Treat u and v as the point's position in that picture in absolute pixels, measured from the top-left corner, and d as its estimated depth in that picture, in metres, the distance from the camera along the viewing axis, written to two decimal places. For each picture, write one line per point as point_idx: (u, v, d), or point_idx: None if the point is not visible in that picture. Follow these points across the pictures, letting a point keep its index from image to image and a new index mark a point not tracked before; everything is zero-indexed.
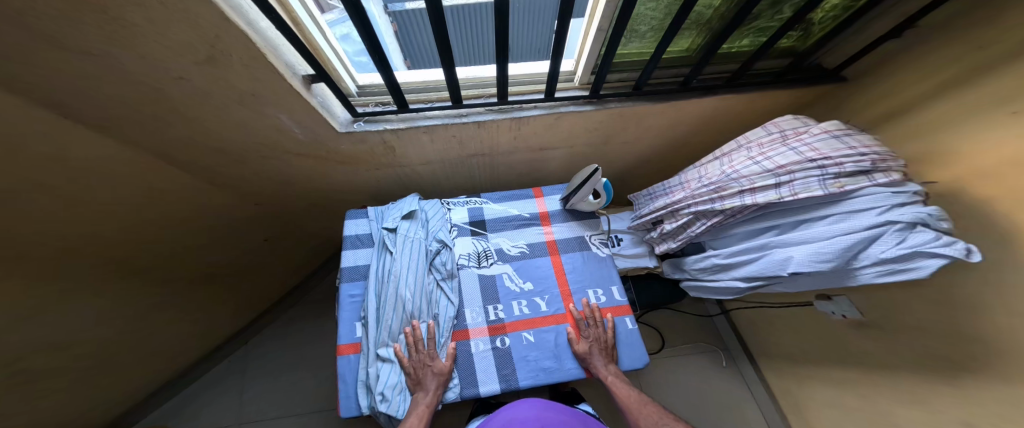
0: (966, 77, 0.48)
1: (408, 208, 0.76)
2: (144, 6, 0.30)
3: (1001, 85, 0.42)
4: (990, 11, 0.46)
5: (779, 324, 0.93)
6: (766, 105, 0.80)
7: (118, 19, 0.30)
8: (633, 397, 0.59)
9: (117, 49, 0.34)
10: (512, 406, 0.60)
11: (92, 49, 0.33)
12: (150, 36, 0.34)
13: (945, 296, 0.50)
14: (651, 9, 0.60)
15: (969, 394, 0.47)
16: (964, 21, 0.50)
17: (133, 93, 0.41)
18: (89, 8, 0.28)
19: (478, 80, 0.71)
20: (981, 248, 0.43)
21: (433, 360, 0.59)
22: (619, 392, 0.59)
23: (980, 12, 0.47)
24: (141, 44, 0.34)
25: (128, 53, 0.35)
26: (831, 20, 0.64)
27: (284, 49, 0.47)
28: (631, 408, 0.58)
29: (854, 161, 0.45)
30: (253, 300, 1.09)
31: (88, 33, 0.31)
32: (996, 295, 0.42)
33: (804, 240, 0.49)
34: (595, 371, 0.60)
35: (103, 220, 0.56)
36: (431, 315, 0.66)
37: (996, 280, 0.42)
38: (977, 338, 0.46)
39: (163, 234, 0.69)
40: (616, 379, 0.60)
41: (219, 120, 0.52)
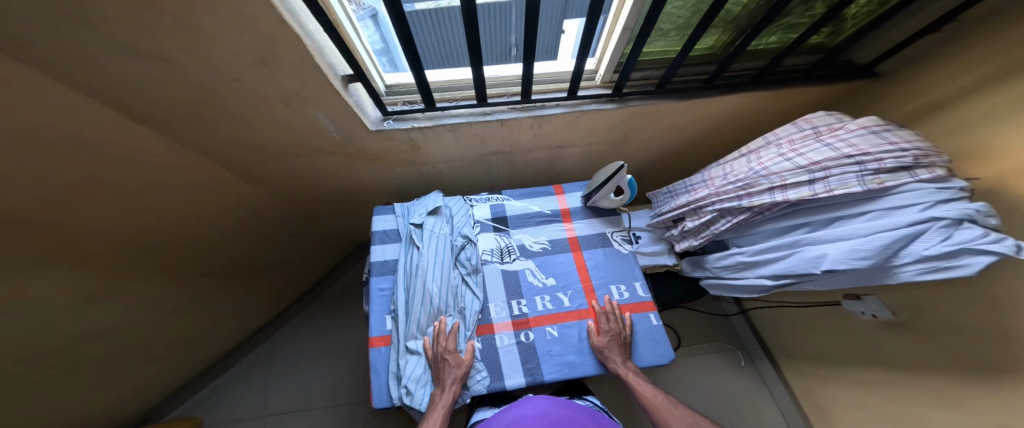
0: (1011, 71, 0.46)
1: (433, 204, 0.78)
2: (217, 13, 0.32)
3: None
4: None
5: (803, 324, 0.91)
6: (793, 102, 0.79)
7: (193, 26, 0.33)
8: (652, 395, 0.59)
9: (186, 54, 0.37)
10: (523, 403, 0.60)
11: (166, 54, 0.36)
12: (217, 42, 0.36)
13: (987, 296, 0.48)
14: (679, 8, 0.60)
15: (1007, 393, 0.46)
16: (1010, 15, 0.48)
17: (192, 95, 0.44)
18: (170, 15, 0.31)
19: (502, 79, 0.72)
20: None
21: (451, 357, 0.59)
22: (638, 388, 0.59)
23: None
24: (208, 48, 0.37)
25: (192, 55, 0.38)
26: (865, 15, 0.63)
27: (328, 50, 0.49)
28: (650, 405, 0.59)
29: (895, 157, 0.44)
30: (277, 295, 1.12)
31: (165, 39, 0.34)
32: None
33: (838, 238, 0.48)
34: (613, 366, 0.60)
35: (154, 214, 0.60)
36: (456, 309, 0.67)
37: None
38: (1018, 337, 0.45)
39: (204, 229, 0.73)
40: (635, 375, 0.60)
41: (263, 120, 0.55)
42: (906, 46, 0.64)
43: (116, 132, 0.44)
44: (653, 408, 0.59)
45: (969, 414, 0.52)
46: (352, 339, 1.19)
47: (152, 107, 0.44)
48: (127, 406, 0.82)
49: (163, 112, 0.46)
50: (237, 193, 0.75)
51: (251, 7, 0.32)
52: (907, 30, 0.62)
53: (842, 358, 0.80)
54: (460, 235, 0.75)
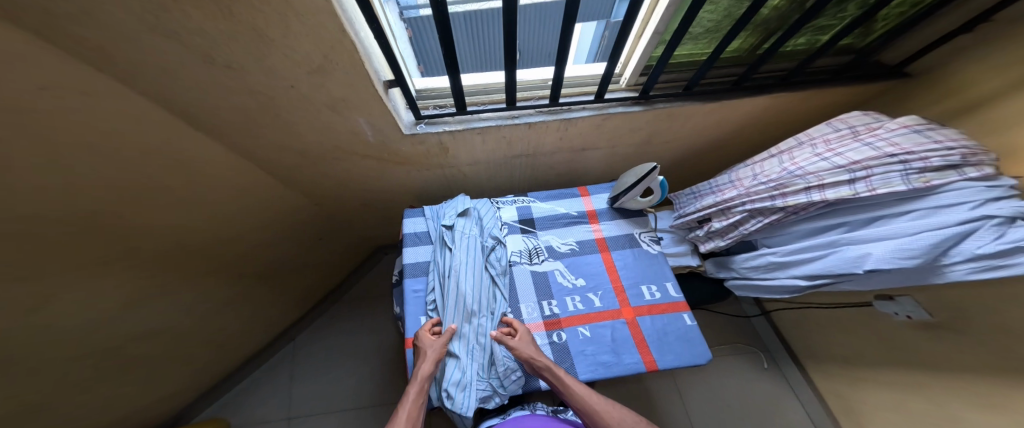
0: None
1: (463, 206, 0.80)
2: (286, 22, 0.34)
3: None
4: None
5: (832, 326, 0.91)
6: (820, 103, 0.79)
7: (261, 35, 0.35)
8: (594, 401, 0.53)
9: (248, 61, 0.39)
10: (516, 419, 0.59)
11: (229, 61, 0.37)
12: (280, 49, 0.38)
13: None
14: (711, 11, 0.61)
15: None
16: None
17: (246, 100, 0.46)
18: (243, 24, 0.32)
19: (531, 83, 0.74)
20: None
21: (426, 339, 0.60)
22: (569, 393, 0.54)
23: None
24: (270, 55, 0.38)
25: (254, 62, 0.39)
26: (896, 16, 0.63)
27: (374, 56, 0.50)
28: (583, 412, 0.52)
29: (941, 156, 0.45)
30: (300, 297, 1.14)
31: (232, 47, 0.35)
32: None
33: (880, 237, 0.48)
34: (539, 369, 0.56)
35: (195, 216, 0.61)
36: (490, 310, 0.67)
37: None
38: None
39: (238, 231, 0.75)
40: (568, 375, 0.56)
41: (307, 125, 0.57)
42: (938, 46, 0.64)
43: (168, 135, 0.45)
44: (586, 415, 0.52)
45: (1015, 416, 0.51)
46: (373, 342, 1.20)
47: (205, 110, 0.46)
48: (156, 407, 0.83)
49: (217, 116, 0.48)
50: (272, 195, 0.76)
51: (319, 15, 0.34)
52: (939, 29, 0.62)
53: (874, 359, 0.79)
54: (490, 237, 0.76)
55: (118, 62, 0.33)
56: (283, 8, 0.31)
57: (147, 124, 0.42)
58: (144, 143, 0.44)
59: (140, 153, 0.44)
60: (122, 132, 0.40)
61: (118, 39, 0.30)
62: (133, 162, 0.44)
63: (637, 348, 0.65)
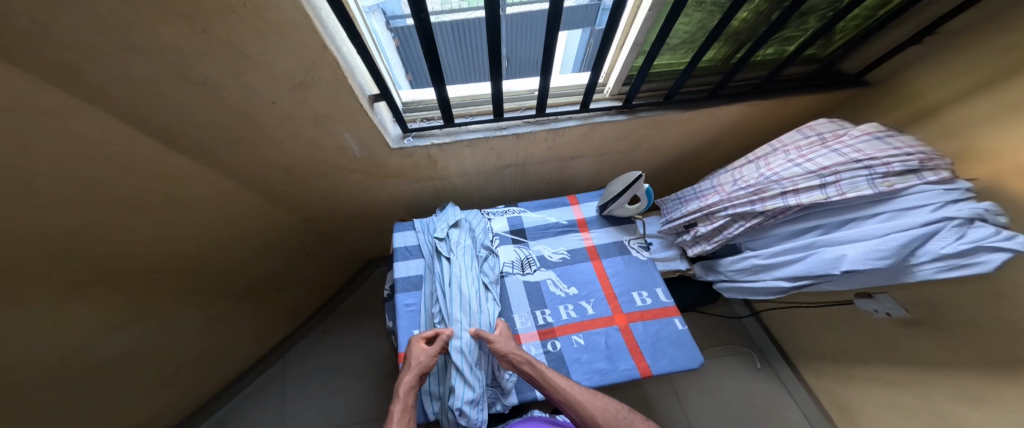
0: (1004, 75, 0.50)
1: (453, 218, 0.80)
2: (264, 37, 0.33)
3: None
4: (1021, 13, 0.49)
5: (818, 324, 0.93)
6: (793, 110, 0.83)
7: (237, 50, 0.34)
8: (580, 398, 0.52)
9: (225, 77, 0.38)
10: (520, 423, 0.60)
11: (205, 75, 0.37)
12: (259, 65, 0.38)
13: (1004, 294, 0.50)
14: (685, 23, 0.64)
15: None
16: (994, 22, 0.52)
17: (224, 116, 0.45)
18: (218, 40, 0.32)
19: (517, 93, 0.76)
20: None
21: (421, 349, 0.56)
22: (549, 386, 0.53)
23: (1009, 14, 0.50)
24: (248, 70, 0.38)
25: (233, 78, 0.39)
26: (853, 28, 0.68)
27: (358, 71, 0.51)
28: (567, 407, 0.51)
29: (901, 161, 0.48)
30: (287, 315, 1.10)
31: (206, 63, 0.35)
32: None
33: (854, 239, 0.51)
34: (518, 364, 0.56)
35: (169, 234, 0.59)
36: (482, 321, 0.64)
37: None
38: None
39: (219, 249, 0.72)
40: (547, 368, 0.56)
41: (290, 141, 0.56)
42: (892, 56, 0.68)
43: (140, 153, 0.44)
44: (573, 411, 0.51)
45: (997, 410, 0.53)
46: (363, 359, 1.16)
47: (182, 128, 0.44)
48: None
49: (197, 135, 0.47)
50: (256, 211, 0.74)
51: (298, 31, 0.34)
52: (891, 41, 0.67)
53: (862, 356, 0.81)
54: (481, 246, 0.77)
55: (88, 85, 0.32)
56: (263, 25, 0.32)
57: (118, 143, 0.41)
58: (114, 163, 0.42)
59: (110, 172, 0.42)
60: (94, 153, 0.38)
61: (83, 58, 0.29)
62: (101, 182, 0.42)
63: (631, 354, 0.66)
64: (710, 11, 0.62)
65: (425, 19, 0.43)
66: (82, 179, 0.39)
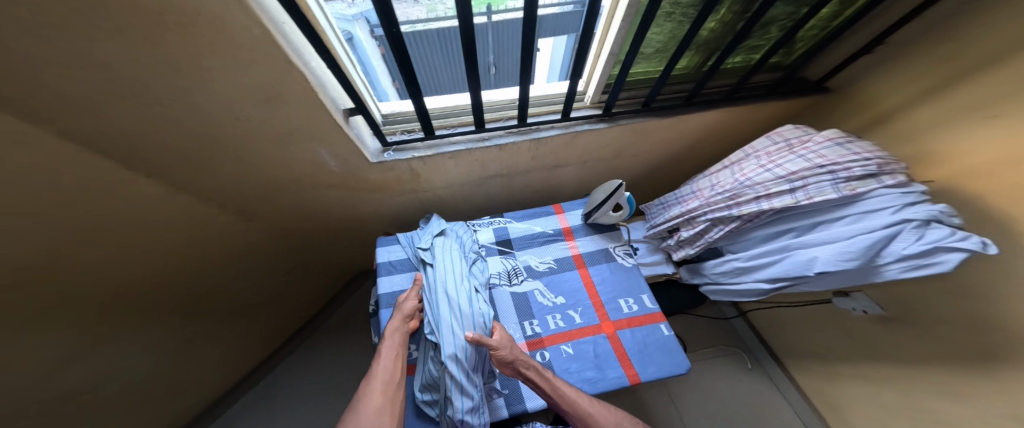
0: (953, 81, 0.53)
1: (438, 228, 0.79)
2: (221, 52, 0.32)
3: (988, 87, 0.48)
4: (968, 21, 0.52)
5: (802, 322, 0.94)
6: (765, 115, 0.86)
7: (191, 65, 0.33)
8: (592, 410, 0.52)
9: (183, 94, 0.36)
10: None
11: (161, 93, 0.35)
12: (220, 81, 0.36)
13: (975, 291, 0.52)
14: (657, 33, 0.66)
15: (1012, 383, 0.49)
16: (939, 31, 0.56)
17: (188, 135, 0.44)
18: (169, 55, 0.30)
19: (497, 104, 0.76)
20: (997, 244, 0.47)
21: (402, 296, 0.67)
22: (559, 395, 0.53)
23: (954, 24, 0.54)
24: (208, 87, 0.37)
25: (193, 96, 0.37)
26: (812, 38, 0.70)
27: (330, 85, 0.50)
28: (575, 416, 0.52)
29: (861, 166, 0.50)
30: (268, 337, 1.05)
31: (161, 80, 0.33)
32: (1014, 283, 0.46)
33: (824, 241, 0.52)
34: (523, 368, 0.56)
35: (131, 257, 0.55)
36: (476, 322, 0.60)
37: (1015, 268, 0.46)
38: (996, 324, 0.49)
39: (189, 271, 0.69)
40: (555, 376, 0.57)
41: (262, 158, 0.55)
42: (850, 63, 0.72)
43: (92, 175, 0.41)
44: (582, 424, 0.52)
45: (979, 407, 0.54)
46: (349, 378, 1.11)
47: (140, 148, 0.43)
48: None
49: (158, 155, 0.45)
50: (230, 230, 0.72)
51: (258, 46, 0.33)
52: (846, 51, 0.71)
53: (845, 354, 0.82)
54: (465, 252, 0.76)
55: (26, 110, 0.30)
56: (220, 40, 0.31)
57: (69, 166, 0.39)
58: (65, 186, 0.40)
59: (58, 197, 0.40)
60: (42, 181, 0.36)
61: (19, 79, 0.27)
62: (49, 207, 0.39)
63: (620, 361, 0.65)
64: (680, 21, 0.64)
65: (394, 28, 0.43)
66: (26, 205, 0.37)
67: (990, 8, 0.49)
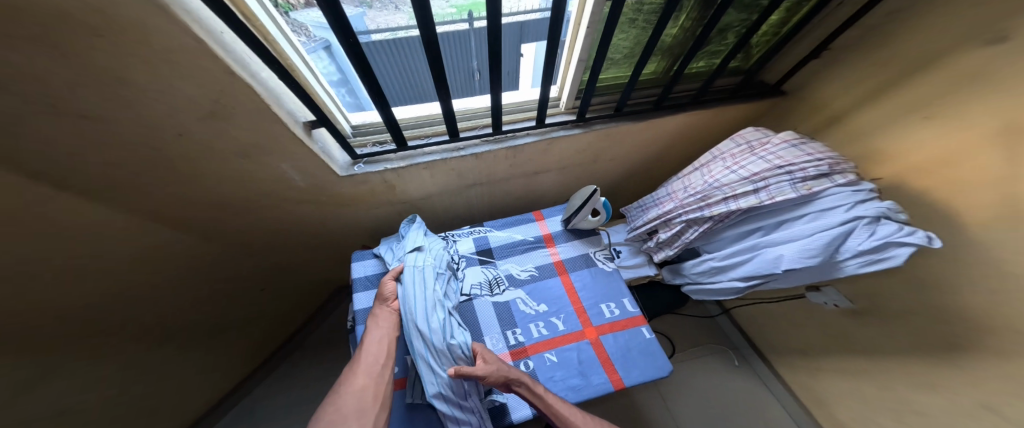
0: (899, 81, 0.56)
1: (414, 243, 0.74)
2: (150, 64, 0.31)
3: (931, 85, 0.52)
4: (905, 25, 0.55)
5: (781, 317, 0.96)
6: (733, 117, 0.89)
7: (118, 79, 0.31)
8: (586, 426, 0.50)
9: (114, 111, 0.34)
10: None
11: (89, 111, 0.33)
12: (156, 95, 0.35)
13: (936, 281, 0.53)
14: (623, 39, 0.67)
15: (985, 369, 0.50)
16: (879, 35, 0.59)
17: (129, 154, 0.41)
18: (90, 69, 0.29)
19: (471, 112, 0.76)
20: (942, 236, 0.51)
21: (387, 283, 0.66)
22: (553, 412, 0.51)
23: (891, 29, 0.57)
24: (143, 102, 0.35)
25: (126, 112, 0.35)
26: (766, 43, 0.74)
27: (285, 97, 0.48)
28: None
29: (815, 166, 0.52)
30: (240, 361, 0.99)
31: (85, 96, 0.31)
32: (970, 272, 0.48)
33: (788, 239, 0.53)
34: (515, 385, 0.54)
35: (72, 285, 0.51)
36: (451, 355, 0.56)
37: (972, 256, 0.48)
38: (960, 313, 0.51)
39: (142, 295, 0.64)
40: (547, 391, 0.54)
41: (219, 174, 0.53)
42: (801, 68, 0.76)
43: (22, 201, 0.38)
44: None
45: (958, 399, 0.55)
46: None
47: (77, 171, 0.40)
48: None
49: (99, 177, 0.42)
50: (191, 251, 0.68)
51: (192, 57, 0.32)
52: (797, 56, 0.75)
53: (823, 348, 0.84)
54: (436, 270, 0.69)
55: None
56: (151, 53, 0.30)
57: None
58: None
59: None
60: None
61: None
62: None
63: (603, 367, 0.64)
64: (644, 28, 0.66)
65: (351, 39, 0.43)
66: None
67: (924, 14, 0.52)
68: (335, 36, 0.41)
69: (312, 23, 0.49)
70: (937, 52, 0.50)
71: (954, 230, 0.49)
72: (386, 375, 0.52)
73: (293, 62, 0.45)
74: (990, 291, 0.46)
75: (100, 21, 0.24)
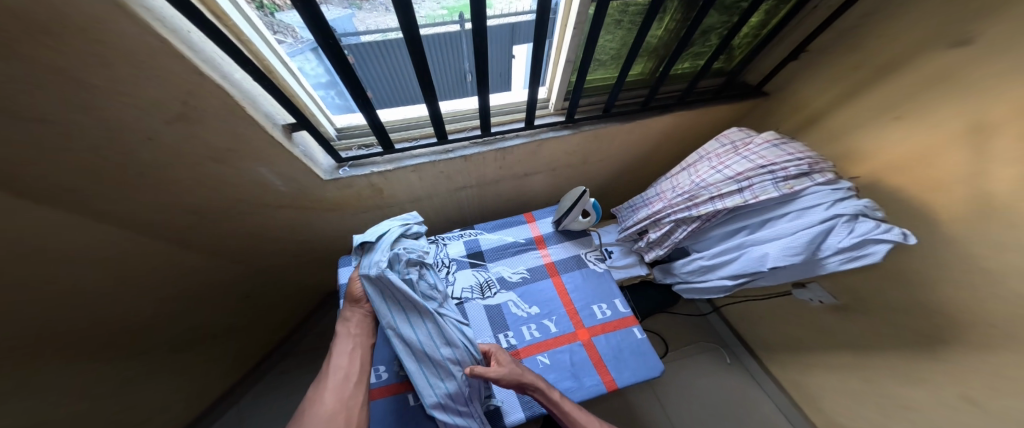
0: (872, 83, 0.58)
1: (367, 238, 0.63)
2: (113, 67, 0.29)
3: (903, 85, 0.53)
4: (878, 27, 0.57)
5: (769, 314, 0.98)
6: (718, 118, 0.91)
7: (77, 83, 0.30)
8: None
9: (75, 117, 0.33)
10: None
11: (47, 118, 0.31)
12: (121, 99, 0.33)
13: (913, 276, 0.55)
14: (610, 40, 0.68)
15: (965, 362, 0.51)
16: (853, 38, 0.61)
17: (96, 162, 0.39)
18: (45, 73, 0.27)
19: (460, 114, 0.76)
20: (919, 235, 0.52)
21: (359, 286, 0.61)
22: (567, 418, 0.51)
23: (864, 32, 0.59)
24: (107, 107, 0.33)
25: (89, 118, 0.34)
26: (747, 44, 0.75)
27: (262, 99, 0.47)
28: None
29: (796, 165, 0.54)
30: (223, 373, 0.96)
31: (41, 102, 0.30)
32: (946, 267, 0.50)
33: (772, 237, 0.54)
34: (531, 389, 0.52)
35: (38, 299, 0.49)
36: (447, 367, 0.54)
37: (947, 252, 0.49)
38: (939, 308, 0.52)
39: (115, 307, 0.62)
40: (563, 397, 0.53)
41: (195, 181, 0.51)
42: (781, 69, 0.77)
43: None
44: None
45: (941, 393, 0.57)
46: None
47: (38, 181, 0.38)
48: None
49: (63, 187, 0.40)
50: (169, 260, 0.66)
51: (156, 57, 0.30)
52: (777, 57, 0.77)
53: (810, 344, 0.85)
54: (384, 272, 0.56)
55: None
56: (113, 57, 0.28)
57: None
58: None
59: None
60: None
61: None
62: None
63: (596, 368, 0.64)
64: (629, 29, 0.67)
65: (329, 40, 0.42)
66: None
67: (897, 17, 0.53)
68: (313, 36, 0.40)
69: (300, 25, 0.47)
70: (908, 55, 0.52)
71: (928, 226, 0.51)
72: (359, 395, 0.49)
73: (271, 63, 0.44)
74: (968, 286, 0.47)
75: (57, 25, 0.23)
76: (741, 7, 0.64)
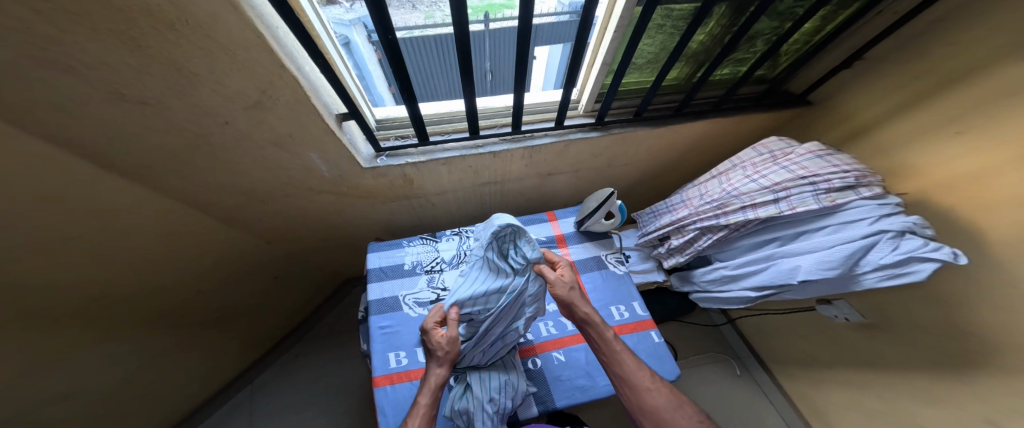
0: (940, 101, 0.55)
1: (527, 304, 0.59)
2: (211, 57, 0.32)
3: (966, 105, 0.52)
4: (949, 40, 0.54)
5: (786, 330, 0.97)
6: (751, 126, 0.89)
7: (182, 69, 0.32)
8: (652, 386, 0.50)
9: (171, 99, 0.36)
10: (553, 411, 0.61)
11: (148, 99, 0.34)
12: (210, 85, 0.36)
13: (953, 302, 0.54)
14: (649, 44, 0.68)
15: (989, 388, 0.51)
16: (924, 53, 0.58)
17: (178, 142, 0.43)
18: (159, 60, 0.30)
19: (492, 111, 0.77)
20: (966, 254, 0.51)
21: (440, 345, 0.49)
22: (610, 355, 0.52)
23: (932, 46, 0.57)
24: (198, 92, 0.36)
25: (179, 99, 0.36)
26: (795, 52, 0.74)
27: (322, 89, 0.50)
28: (623, 383, 0.51)
29: (840, 177, 0.53)
30: (248, 346, 1.01)
31: (146, 85, 0.32)
32: (988, 293, 0.49)
33: (806, 250, 0.54)
34: (580, 315, 0.55)
35: (107, 265, 0.53)
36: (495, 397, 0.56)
37: (993, 278, 0.48)
38: (977, 335, 0.51)
39: (167, 277, 0.66)
40: (615, 338, 0.54)
41: (253, 163, 0.54)
42: (830, 77, 0.76)
43: (84, 184, 0.41)
44: (640, 411, 0.49)
45: (959, 412, 0.55)
46: (336, 385, 1.10)
47: (131, 157, 0.42)
48: None
49: (145, 161, 0.44)
50: (216, 237, 0.70)
51: (254, 50, 0.33)
52: (826, 66, 0.76)
53: (827, 361, 0.84)
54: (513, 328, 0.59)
55: (29, 122, 0.30)
56: (208, 44, 0.30)
57: (59, 177, 0.37)
58: (58, 196, 0.39)
59: (52, 206, 0.39)
60: (22, 190, 0.34)
61: (25, 97, 0.27)
62: (41, 217, 0.39)
63: None
64: (671, 34, 0.67)
65: (390, 35, 0.44)
66: (22, 215, 0.37)
67: (971, 32, 0.51)
68: (375, 31, 0.42)
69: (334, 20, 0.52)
70: (978, 72, 0.50)
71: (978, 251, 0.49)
72: None
73: (333, 56, 0.46)
74: (1013, 309, 0.45)
75: (173, 12, 0.25)
76: (795, 14, 0.63)
